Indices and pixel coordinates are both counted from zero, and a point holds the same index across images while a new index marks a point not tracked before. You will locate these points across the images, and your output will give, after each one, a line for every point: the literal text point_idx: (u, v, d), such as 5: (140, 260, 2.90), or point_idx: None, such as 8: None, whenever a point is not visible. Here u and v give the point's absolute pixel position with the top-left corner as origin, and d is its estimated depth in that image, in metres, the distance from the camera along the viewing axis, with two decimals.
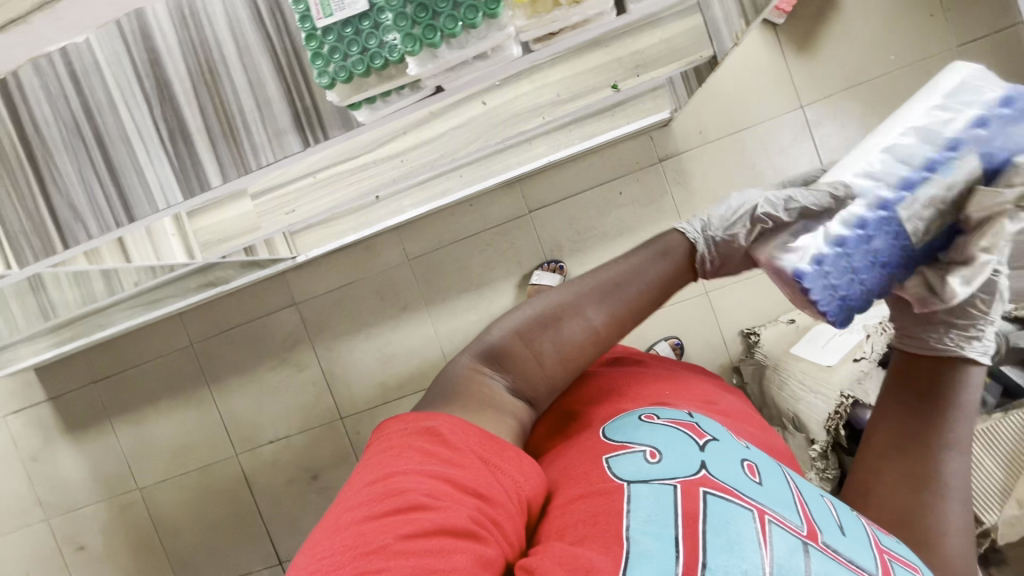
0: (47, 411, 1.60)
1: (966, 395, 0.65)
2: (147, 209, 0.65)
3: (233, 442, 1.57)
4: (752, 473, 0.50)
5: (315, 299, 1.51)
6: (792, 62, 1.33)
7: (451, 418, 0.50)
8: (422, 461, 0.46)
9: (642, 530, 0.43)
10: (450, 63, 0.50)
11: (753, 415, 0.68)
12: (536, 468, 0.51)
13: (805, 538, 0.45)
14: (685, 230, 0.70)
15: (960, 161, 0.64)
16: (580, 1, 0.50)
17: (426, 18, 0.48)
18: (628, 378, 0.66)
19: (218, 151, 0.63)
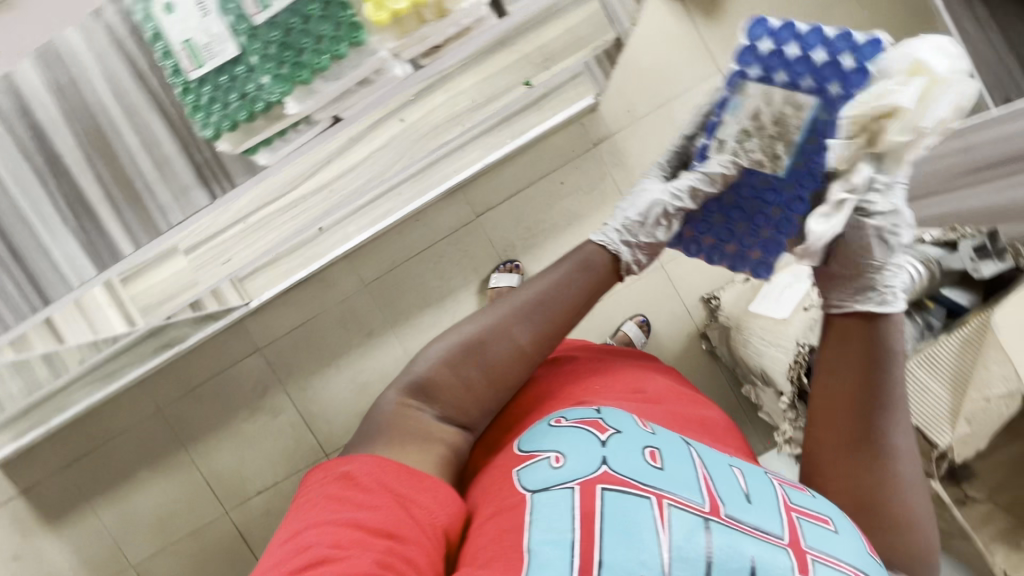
0: (20, 506, 1.54)
1: (899, 343, 0.64)
2: (62, 289, 0.63)
3: (222, 500, 1.53)
4: (654, 458, 0.49)
5: (278, 342, 1.48)
6: (705, 29, 1.35)
7: (367, 458, 0.50)
8: (332, 509, 0.45)
9: (543, 540, 0.43)
10: (330, 96, 0.50)
11: (680, 390, 0.68)
12: (453, 495, 0.51)
13: (706, 514, 0.46)
14: (604, 243, 0.72)
15: (738, 93, 0.71)
16: (446, 14, 0.49)
17: (291, 56, 0.48)
18: (559, 379, 0.66)
19: (124, 219, 0.61)
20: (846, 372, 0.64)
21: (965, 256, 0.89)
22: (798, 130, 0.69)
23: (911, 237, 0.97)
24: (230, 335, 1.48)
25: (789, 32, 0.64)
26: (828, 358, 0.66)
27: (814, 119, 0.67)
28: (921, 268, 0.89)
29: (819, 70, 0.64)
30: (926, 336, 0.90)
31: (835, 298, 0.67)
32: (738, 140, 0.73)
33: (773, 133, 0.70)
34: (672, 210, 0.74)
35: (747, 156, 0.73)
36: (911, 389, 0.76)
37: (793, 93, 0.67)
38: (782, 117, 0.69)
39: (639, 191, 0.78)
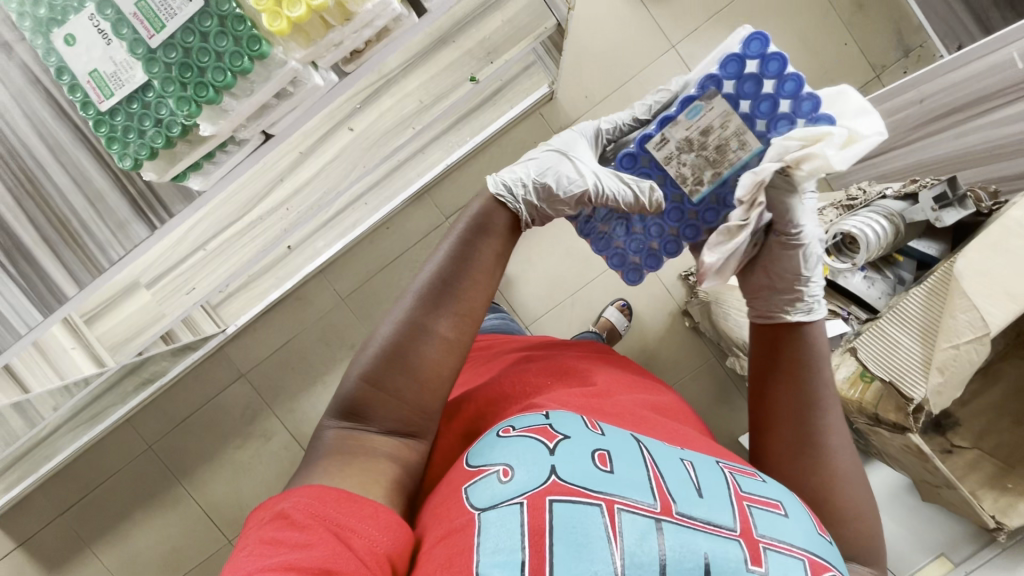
0: (22, 558, 1.52)
1: (818, 347, 0.67)
2: (9, 339, 0.60)
3: (223, 529, 1.51)
4: (603, 462, 0.48)
5: (261, 365, 1.47)
6: (653, 5, 1.34)
7: (304, 492, 0.46)
8: (265, 555, 0.41)
9: (492, 562, 0.41)
10: (245, 114, 0.49)
11: (629, 383, 0.69)
12: (396, 519, 0.47)
13: (657, 515, 0.45)
14: (506, 201, 0.69)
15: (705, 100, 0.66)
16: (350, 17, 0.48)
17: (193, 76, 0.46)
18: (514, 382, 0.66)
19: (64, 258, 0.60)
20: (779, 373, 0.66)
21: (926, 206, 0.87)
22: (730, 166, 0.69)
23: (873, 194, 0.97)
24: (211, 363, 1.47)
25: (776, 67, 0.63)
26: (762, 365, 0.69)
27: (748, 160, 0.69)
28: (885, 224, 0.87)
29: (775, 120, 0.65)
30: (898, 290, 0.92)
31: (764, 309, 0.71)
32: (679, 145, 0.69)
33: (709, 156, 0.69)
34: (594, 201, 0.72)
35: (676, 166, 0.71)
36: (883, 347, 0.74)
37: (747, 129, 0.66)
38: (725, 146, 0.68)
39: (572, 162, 0.74)
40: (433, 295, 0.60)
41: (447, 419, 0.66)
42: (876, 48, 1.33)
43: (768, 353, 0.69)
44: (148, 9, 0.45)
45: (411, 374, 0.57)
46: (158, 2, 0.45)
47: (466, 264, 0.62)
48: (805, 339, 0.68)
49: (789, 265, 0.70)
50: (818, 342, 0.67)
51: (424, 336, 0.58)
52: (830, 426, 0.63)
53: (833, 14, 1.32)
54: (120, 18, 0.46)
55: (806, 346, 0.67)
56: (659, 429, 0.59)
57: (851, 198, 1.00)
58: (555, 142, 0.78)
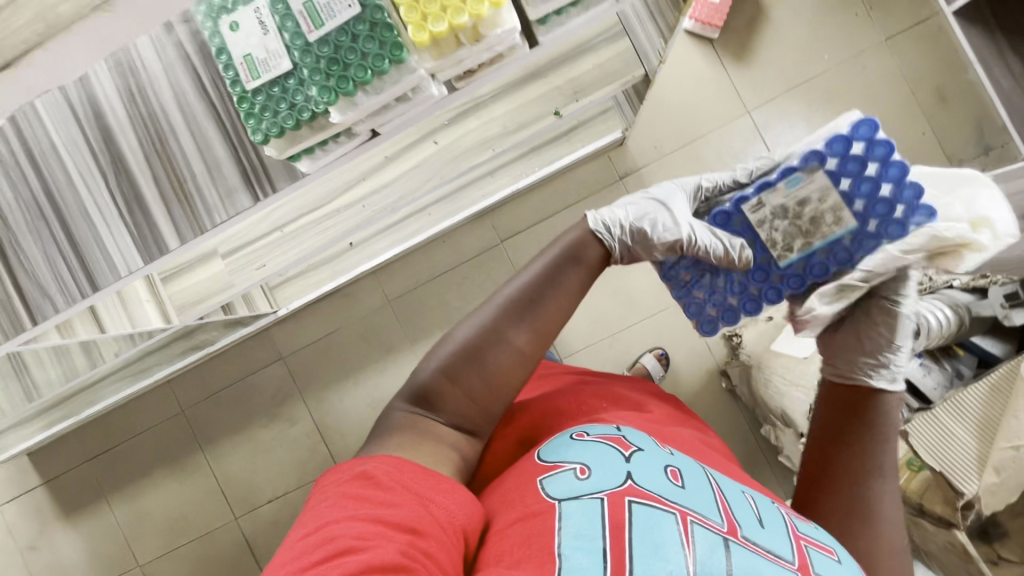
0: (43, 496, 1.59)
1: (889, 418, 0.68)
2: (109, 278, 0.68)
3: (232, 505, 1.55)
4: (675, 477, 0.50)
5: (301, 352, 1.52)
6: (733, 71, 1.38)
7: (385, 458, 0.48)
8: (353, 506, 0.43)
9: (574, 545, 0.43)
10: (371, 108, 0.54)
11: (681, 419, 0.69)
12: (471, 497, 0.49)
13: (726, 534, 0.46)
14: (602, 236, 0.71)
15: (805, 172, 0.73)
16: (480, 38, 0.53)
17: (338, 70, 0.51)
18: (567, 396, 0.68)
19: (173, 214, 0.66)
20: (847, 433, 0.67)
21: (995, 302, 0.87)
22: (820, 238, 0.75)
23: (941, 283, 0.96)
24: (255, 342, 1.53)
25: (882, 151, 0.69)
26: (834, 422, 0.69)
27: (840, 238, 0.75)
28: (950, 313, 0.86)
29: (873, 202, 0.72)
30: (956, 383, 0.90)
31: (847, 367, 0.74)
32: (773, 210, 0.76)
33: (800, 226, 0.75)
34: (684, 249, 0.77)
35: (768, 230, 0.77)
36: (936, 435, 0.77)
37: (844, 207, 0.73)
38: (819, 218, 0.74)
39: (668, 211, 0.78)
40: (518, 302, 0.63)
41: (502, 424, 0.67)
42: (953, 142, 1.32)
43: (841, 412, 0.70)
44: (312, 8, 0.51)
45: (472, 370, 0.59)
46: (323, 5, 0.51)
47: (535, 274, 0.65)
48: (880, 406, 0.69)
49: (879, 329, 0.76)
50: (891, 408, 0.69)
51: (500, 339, 0.61)
52: (887, 495, 0.62)
53: (912, 105, 1.34)
54: (287, 13, 0.52)
55: (883, 407, 0.69)
56: (713, 462, 0.60)
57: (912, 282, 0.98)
58: (648, 191, 0.83)
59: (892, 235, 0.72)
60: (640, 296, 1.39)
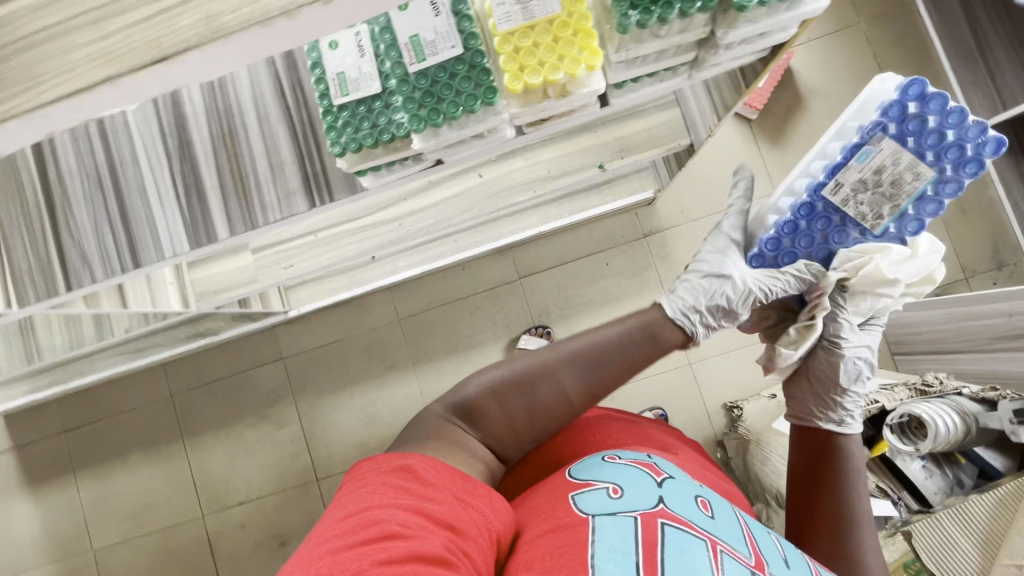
0: (9, 461, 1.54)
1: (853, 459, 0.72)
2: (153, 257, 0.69)
3: (202, 502, 1.51)
4: (705, 507, 0.59)
5: (302, 355, 1.51)
6: (767, 153, 1.43)
7: (420, 456, 0.54)
8: (395, 496, 0.48)
9: (607, 557, 0.48)
10: (450, 140, 0.57)
11: (706, 463, 0.77)
12: (502, 503, 0.55)
13: (753, 567, 0.53)
14: (684, 325, 0.74)
15: (872, 143, 0.72)
16: (566, 93, 0.55)
17: (431, 102, 0.54)
18: (593, 431, 0.75)
19: (229, 207, 0.68)
20: (814, 480, 0.71)
21: (1005, 416, 0.86)
22: (907, 197, 0.72)
23: (949, 387, 0.97)
24: (259, 338, 1.52)
25: (938, 104, 0.67)
26: (804, 471, 0.73)
27: (923, 190, 0.72)
28: (956, 419, 0.87)
29: (944, 148, 0.68)
30: (955, 492, 0.90)
31: (808, 410, 0.79)
32: (853, 188, 0.75)
33: (884, 192, 0.73)
34: (763, 299, 0.80)
35: (854, 208, 0.76)
36: (939, 542, 0.80)
37: (919, 162, 0.69)
38: (899, 180, 0.71)
39: (730, 279, 0.80)
40: (585, 355, 0.69)
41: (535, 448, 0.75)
42: (967, 253, 1.37)
43: (809, 461, 0.74)
44: (417, 43, 0.54)
45: None
46: (429, 41, 0.53)
47: (592, 335, 0.70)
48: (841, 449, 0.73)
49: (830, 368, 0.80)
50: (851, 452, 0.73)
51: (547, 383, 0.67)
52: (865, 543, 0.66)
53: None
54: (393, 44, 0.55)
55: (843, 450, 0.73)
56: (730, 494, 0.71)
57: (924, 383, 1.00)
58: (708, 285, 0.80)
59: (971, 175, 0.69)
60: None
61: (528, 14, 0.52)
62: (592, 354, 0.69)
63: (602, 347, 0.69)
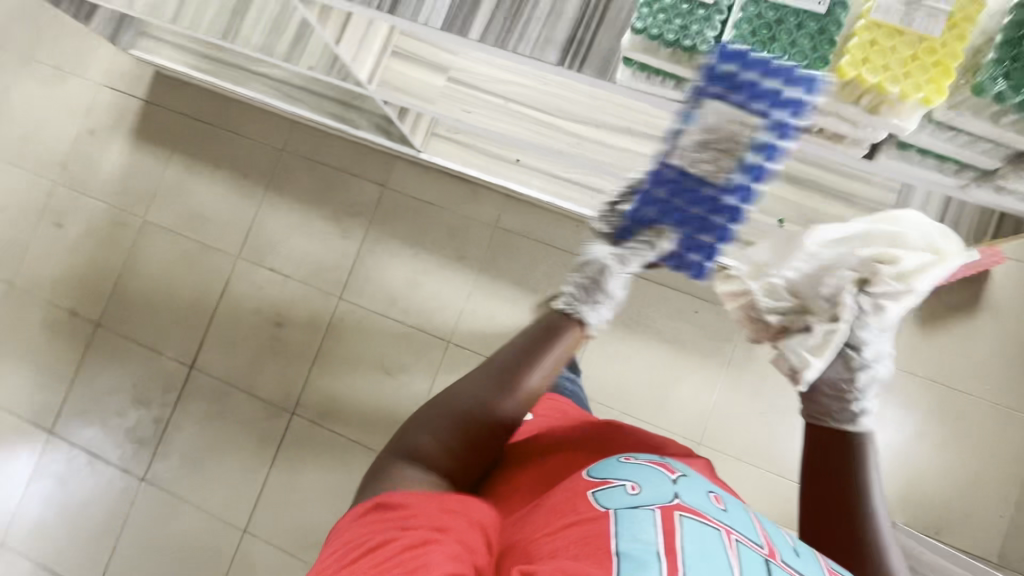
0: (134, 108, 1.69)
1: (869, 461, 0.80)
2: (407, 15, 0.71)
3: (244, 247, 1.61)
4: (716, 503, 0.62)
5: (400, 195, 1.56)
6: (908, 327, 1.34)
7: (398, 491, 0.64)
8: (379, 521, 0.59)
9: (633, 542, 0.51)
10: (741, 79, 0.55)
11: (701, 465, 0.80)
12: (484, 507, 0.62)
13: (765, 555, 0.56)
14: (569, 309, 0.79)
15: (698, 107, 0.63)
16: (875, 113, 0.52)
17: (765, 35, 0.55)
18: (598, 440, 0.77)
19: (495, 17, 0.68)
20: (829, 482, 0.79)
21: None
22: (745, 149, 0.65)
23: None
24: (378, 157, 1.58)
25: (756, 65, 0.55)
26: (819, 476, 0.80)
27: (763, 140, 0.64)
28: None
29: (775, 101, 0.57)
30: None
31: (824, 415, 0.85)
32: (693, 151, 0.68)
33: (722, 148, 0.66)
34: (638, 263, 0.80)
35: (699, 168, 0.69)
36: None
37: (750, 117, 0.62)
38: (734, 135, 0.65)
39: (589, 259, 0.81)
40: (502, 375, 0.75)
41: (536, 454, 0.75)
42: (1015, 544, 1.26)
43: (825, 470, 0.80)
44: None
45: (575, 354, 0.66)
46: None
47: (516, 348, 0.77)
48: (855, 455, 0.80)
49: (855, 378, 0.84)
50: (864, 455, 0.80)
51: (489, 411, 0.73)
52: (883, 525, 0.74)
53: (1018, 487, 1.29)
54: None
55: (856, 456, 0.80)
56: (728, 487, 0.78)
57: None
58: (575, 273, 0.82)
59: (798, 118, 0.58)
60: (671, 409, 1.40)
61: (908, 19, 0.48)
62: (511, 369, 0.75)
63: (511, 370, 0.75)
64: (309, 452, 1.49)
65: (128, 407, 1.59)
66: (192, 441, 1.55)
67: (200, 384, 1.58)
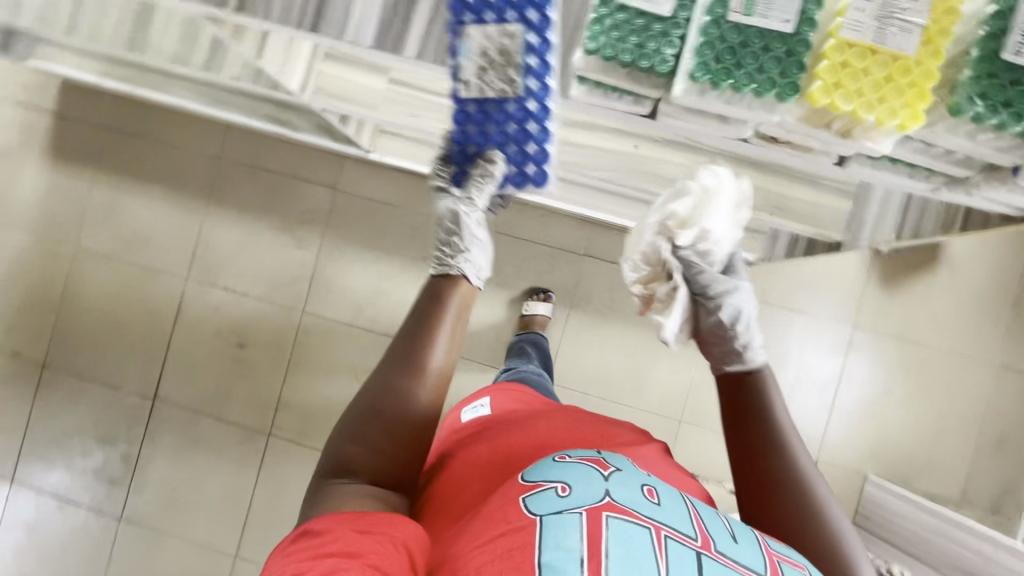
0: (43, 124, 1.52)
1: (778, 404, 0.72)
2: (332, 33, 0.63)
3: (192, 268, 1.51)
4: (651, 495, 0.58)
5: (353, 198, 1.48)
6: (872, 288, 1.37)
7: (318, 515, 0.56)
8: (295, 551, 0.52)
9: (556, 553, 0.48)
10: (705, 106, 0.49)
11: (645, 440, 0.77)
12: (409, 522, 0.56)
13: (698, 548, 0.52)
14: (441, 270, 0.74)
15: (461, 37, 0.59)
16: (851, 136, 0.48)
17: (728, 60, 0.47)
18: (554, 431, 0.73)
19: (432, 30, 0.62)
20: (746, 444, 0.70)
21: None
22: (518, 57, 0.60)
23: None
24: (324, 158, 1.48)
25: None
26: (737, 444, 0.72)
27: (528, 43, 0.59)
28: None
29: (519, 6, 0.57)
30: None
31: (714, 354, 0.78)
32: (479, 80, 0.62)
33: (501, 65, 0.61)
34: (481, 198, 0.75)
35: (490, 91, 0.63)
36: None
37: (505, 25, 0.58)
38: (504, 49, 0.60)
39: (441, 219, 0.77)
40: (403, 352, 0.68)
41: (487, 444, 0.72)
42: (976, 483, 1.34)
43: (738, 430, 0.72)
44: None
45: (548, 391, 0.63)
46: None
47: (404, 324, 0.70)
48: (762, 398, 0.73)
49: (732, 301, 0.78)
50: (773, 401, 0.72)
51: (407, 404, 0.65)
52: (810, 477, 0.67)
53: (975, 430, 1.36)
54: None
55: (763, 401, 0.72)
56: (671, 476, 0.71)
57: None
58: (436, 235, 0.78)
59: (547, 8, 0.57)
60: (651, 391, 1.41)
61: (882, 36, 0.43)
62: (410, 339, 0.68)
63: (409, 344, 0.68)
64: (290, 473, 1.46)
65: (92, 445, 1.52)
66: (167, 473, 1.50)
67: (166, 414, 1.51)
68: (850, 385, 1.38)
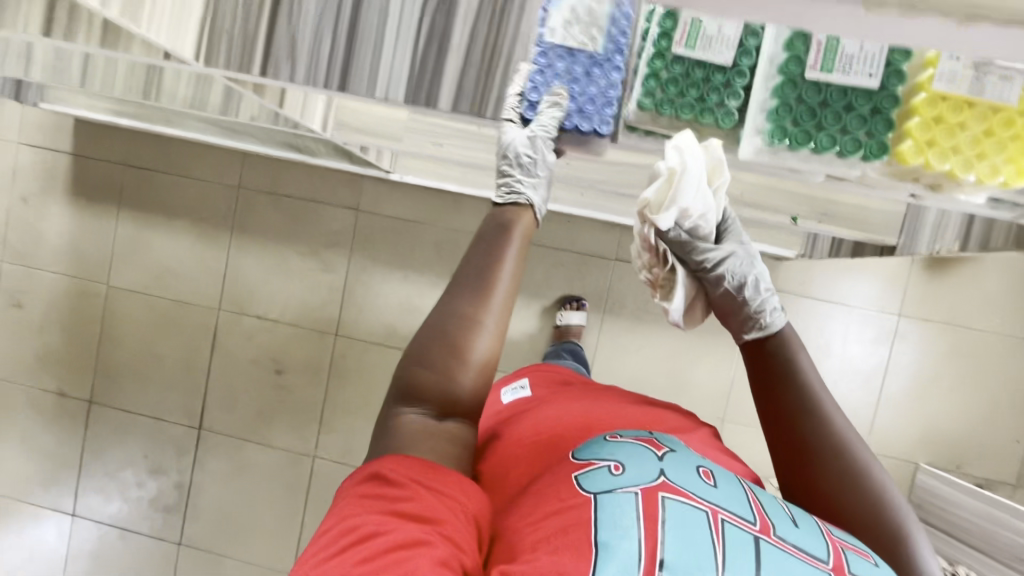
0: (63, 165, 1.53)
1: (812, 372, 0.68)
2: (364, 90, 0.57)
3: (223, 298, 1.52)
4: (707, 477, 0.53)
5: (376, 217, 1.46)
6: (916, 274, 1.32)
7: (387, 458, 0.54)
8: (367, 501, 0.50)
9: (613, 534, 0.45)
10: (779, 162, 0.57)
11: (684, 418, 0.73)
12: (473, 487, 0.54)
13: (757, 532, 0.48)
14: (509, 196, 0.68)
15: None
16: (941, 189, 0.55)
17: (809, 122, 0.55)
18: (603, 412, 0.68)
19: (466, 76, 0.57)
20: (779, 417, 0.67)
21: None
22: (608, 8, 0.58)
23: None
24: (344, 179, 1.46)
25: None
26: (769, 416, 0.68)
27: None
28: None
29: None
30: None
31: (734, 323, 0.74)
32: (567, 31, 0.59)
33: (588, 21, 0.59)
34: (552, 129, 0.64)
35: (574, 39, 0.60)
36: None
37: None
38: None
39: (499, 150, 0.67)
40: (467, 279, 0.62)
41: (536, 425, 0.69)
42: None
43: (769, 403, 0.68)
44: (832, 48, 0.53)
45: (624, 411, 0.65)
46: (848, 54, 0.53)
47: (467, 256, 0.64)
48: (795, 368, 0.68)
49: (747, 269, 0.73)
50: (805, 369, 0.68)
51: (472, 345, 0.59)
52: (851, 447, 0.64)
53: None
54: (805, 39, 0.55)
55: (795, 371, 0.68)
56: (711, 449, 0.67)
57: None
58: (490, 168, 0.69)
59: None
60: (692, 392, 1.39)
61: (976, 88, 0.51)
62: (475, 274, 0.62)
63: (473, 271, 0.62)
64: None
65: (145, 476, 1.56)
66: (219, 498, 1.54)
67: (212, 442, 1.54)
68: (897, 374, 1.34)
